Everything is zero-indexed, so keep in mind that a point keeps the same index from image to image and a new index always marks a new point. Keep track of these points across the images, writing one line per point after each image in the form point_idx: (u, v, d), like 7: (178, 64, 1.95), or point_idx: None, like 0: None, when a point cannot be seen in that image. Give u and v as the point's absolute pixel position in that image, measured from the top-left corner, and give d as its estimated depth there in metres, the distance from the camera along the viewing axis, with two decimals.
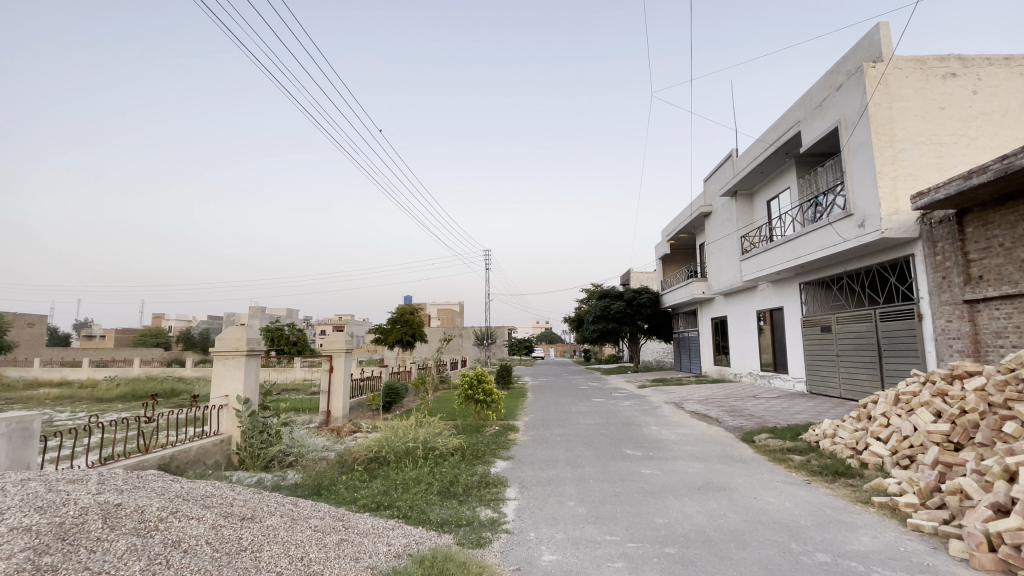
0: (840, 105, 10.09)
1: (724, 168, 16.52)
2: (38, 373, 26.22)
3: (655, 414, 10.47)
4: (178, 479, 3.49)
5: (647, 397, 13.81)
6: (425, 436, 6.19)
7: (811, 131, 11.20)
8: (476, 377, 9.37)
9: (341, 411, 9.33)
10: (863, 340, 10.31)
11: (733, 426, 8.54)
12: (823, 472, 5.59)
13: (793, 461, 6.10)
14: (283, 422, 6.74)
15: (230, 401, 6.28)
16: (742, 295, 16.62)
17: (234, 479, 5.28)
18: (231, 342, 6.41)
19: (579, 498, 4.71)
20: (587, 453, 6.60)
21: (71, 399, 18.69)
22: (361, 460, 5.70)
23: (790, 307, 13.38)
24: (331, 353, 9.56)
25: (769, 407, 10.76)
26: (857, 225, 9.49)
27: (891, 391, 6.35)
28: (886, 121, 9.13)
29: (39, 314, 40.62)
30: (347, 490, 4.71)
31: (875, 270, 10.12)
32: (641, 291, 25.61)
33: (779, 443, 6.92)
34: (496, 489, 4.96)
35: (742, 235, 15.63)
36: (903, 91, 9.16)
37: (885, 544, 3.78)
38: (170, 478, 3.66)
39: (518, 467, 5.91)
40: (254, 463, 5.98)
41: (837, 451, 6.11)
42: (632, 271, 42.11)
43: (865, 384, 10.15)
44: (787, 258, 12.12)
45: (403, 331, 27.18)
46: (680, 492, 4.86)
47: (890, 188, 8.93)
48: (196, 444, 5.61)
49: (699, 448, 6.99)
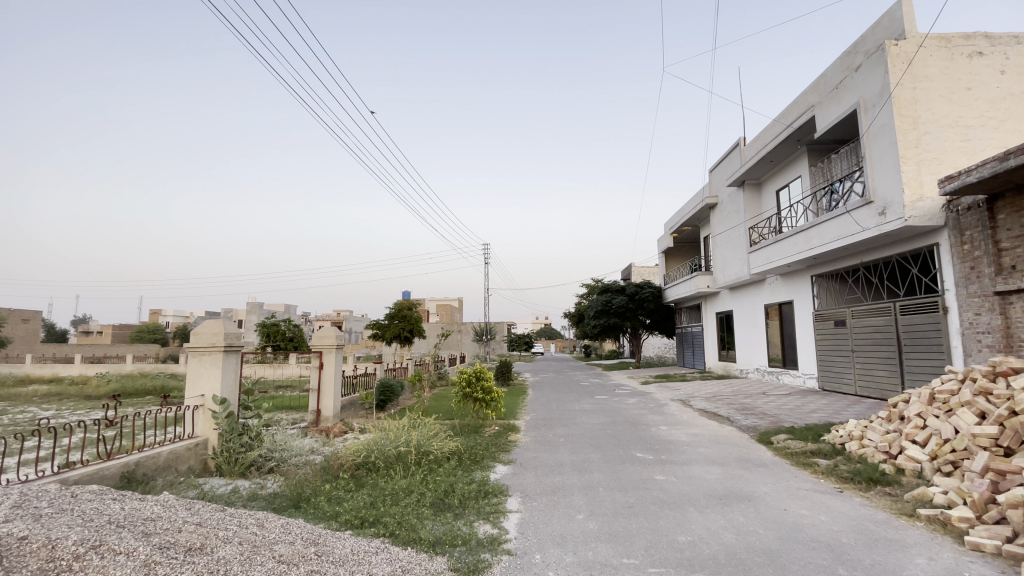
0: (859, 87, 9.55)
1: (731, 158, 15.99)
2: (29, 369, 25.64)
3: (662, 412, 9.99)
4: (123, 499, 2.96)
5: (652, 394, 13.31)
6: (418, 440, 5.69)
7: (826, 116, 10.66)
8: (474, 374, 8.86)
9: (331, 410, 8.79)
10: (881, 334, 9.82)
11: (747, 426, 8.04)
12: (855, 479, 5.09)
13: (819, 465, 5.60)
14: (265, 424, 6.23)
15: (206, 402, 5.76)
16: (749, 289, 16.11)
17: (205, 489, 4.79)
18: (208, 337, 5.90)
19: (589, 510, 4.20)
20: (594, 456, 6.08)
21: (59, 396, 18.15)
22: (347, 467, 5.18)
23: (801, 300, 12.88)
24: (321, 350, 9.01)
25: (781, 404, 10.26)
26: (878, 213, 8.97)
27: (925, 390, 5.86)
28: (910, 102, 8.58)
29: (33, 310, 40.13)
30: (328, 503, 4.18)
31: (895, 261, 9.61)
32: (643, 285, 25.11)
33: (801, 445, 6.42)
34: (496, 500, 4.44)
35: (750, 226, 15.09)
36: (927, 70, 8.62)
37: (945, 567, 3.29)
38: (114, 494, 3.18)
39: (519, 473, 5.40)
40: (231, 469, 5.46)
41: (868, 455, 5.62)
42: (631, 267, 41.58)
43: (884, 381, 9.65)
44: (800, 249, 11.58)
45: (402, 326, 26.63)
46: (701, 503, 4.36)
47: (914, 173, 8.42)
48: (167, 449, 5.12)
49: (715, 450, 6.48)
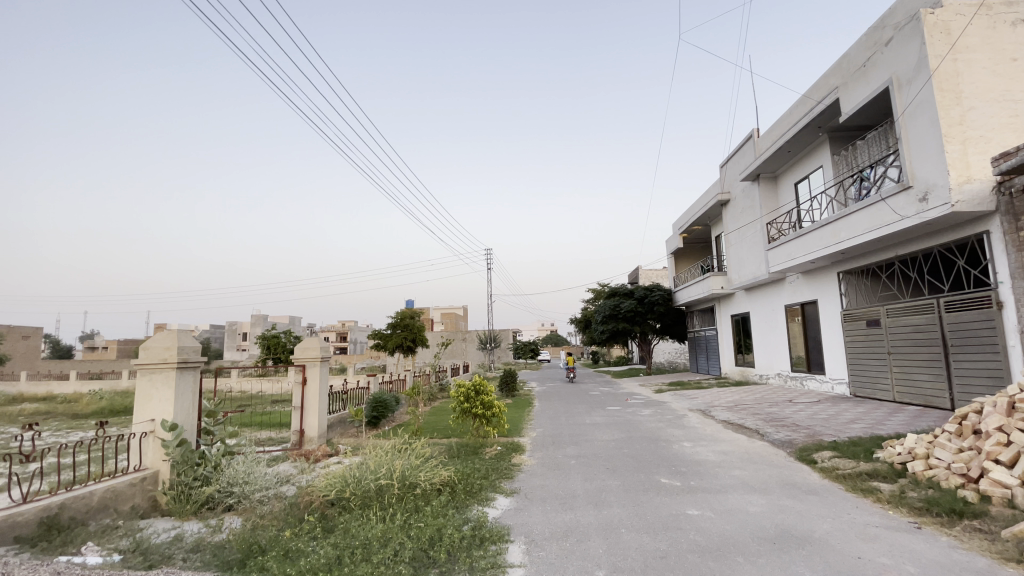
0: (890, 63, 8.69)
1: (745, 151, 15.15)
2: (23, 387, 25.05)
3: (680, 424, 9.13)
4: None
5: (667, 404, 12.37)
6: (403, 470, 4.82)
7: (851, 98, 9.82)
8: (473, 388, 8.00)
9: (316, 430, 7.90)
10: (922, 334, 8.89)
11: (781, 441, 7.12)
12: (932, 512, 4.18)
13: (882, 493, 4.69)
14: (229, 452, 5.40)
15: (157, 428, 4.93)
16: (767, 289, 15.19)
17: (140, 536, 3.95)
18: (158, 352, 5.06)
19: (611, 565, 3.31)
20: (612, 483, 5.21)
21: (47, 416, 17.39)
22: (316, 506, 4.33)
23: (826, 299, 11.98)
24: (304, 363, 8.17)
25: (813, 413, 9.31)
26: (917, 199, 8.08)
27: (1002, 399, 4.93)
28: (951, 75, 7.70)
29: (35, 327, 39.77)
30: (281, 560, 3.32)
31: (937, 252, 8.68)
32: (653, 288, 24.19)
33: (852, 466, 5.50)
34: (494, 550, 3.56)
35: (767, 222, 14.20)
36: (969, 39, 7.75)
37: None
38: None
39: (525, 509, 4.51)
40: (182, 508, 4.61)
41: (941, 479, 4.68)
42: (637, 272, 40.69)
43: (928, 386, 8.72)
44: (825, 244, 10.67)
45: (404, 336, 25.77)
46: (751, 551, 3.46)
47: (959, 152, 7.53)
48: (104, 486, 4.30)
49: (751, 472, 5.59)
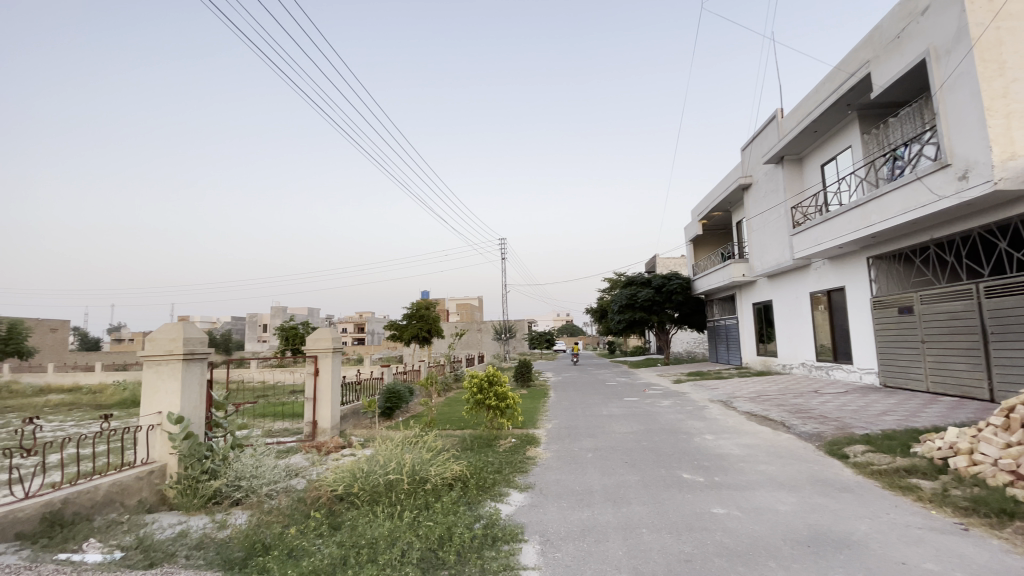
0: (927, 33, 8.14)
1: (768, 132, 14.58)
2: (52, 378, 25.71)
3: (701, 416, 8.84)
4: None
5: (687, 394, 12.05)
6: (414, 464, 4.65)
7: (883, 72, 9.27)
8: (487, 379, 7.80)
9: (329, 422, 7.81)
10: (959, 321, 8.42)
11: (809, 434, 6.79)
12: (980, 512, 3.86)
13: (923, 491, 4.37)
14: (238, 445, 5.31)
15: (164, 421, 4.85)
16: (790, 276, 14.68)
17: (144, 531, 3.85)
18: (164, 344, 4.96)
19: (631, 568, 3.09)
20: (631, 479, 4.98)
21: (72, 406, 17.75)
22: (324, 502, 4.19)
23: (854, 286, 11.48)
24: (316, 354, 8.06)
25: (841, 405, 8.93)
26: (957, 177, 7.58)
27: None
28: (994, 44, 7.17)
29: (63, 320, 40.84)
30: (283, 560, 3.18)
31: (977, 235, 8.17)
32: (671, 277, 23.70)
33: (889, 462, 5.18)
34: (506, 550, 3.37)
35: (792, 206, 13.65)
36: (1014, 6, 7.19)
37: None
38: None
39: (540, 506, 4.30)
40: (189, 502, 4.51)
41: (988, 477, 4.34)
42: (654, 261, 40.03)
43: (966, 376, 8.27)
44: (854, 227, 10.16)
45: (419, 327, 25.74)
46: (783, 554, 3.21)
47: (1003, 127, 7.02)
48: (110, 479, 4.22)
49: (778, 467, 5.31)
